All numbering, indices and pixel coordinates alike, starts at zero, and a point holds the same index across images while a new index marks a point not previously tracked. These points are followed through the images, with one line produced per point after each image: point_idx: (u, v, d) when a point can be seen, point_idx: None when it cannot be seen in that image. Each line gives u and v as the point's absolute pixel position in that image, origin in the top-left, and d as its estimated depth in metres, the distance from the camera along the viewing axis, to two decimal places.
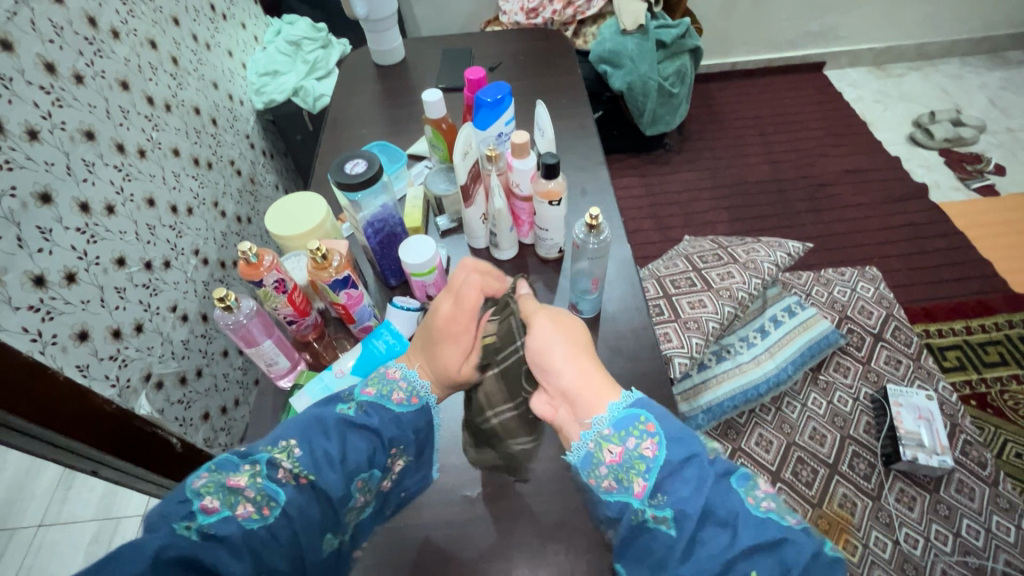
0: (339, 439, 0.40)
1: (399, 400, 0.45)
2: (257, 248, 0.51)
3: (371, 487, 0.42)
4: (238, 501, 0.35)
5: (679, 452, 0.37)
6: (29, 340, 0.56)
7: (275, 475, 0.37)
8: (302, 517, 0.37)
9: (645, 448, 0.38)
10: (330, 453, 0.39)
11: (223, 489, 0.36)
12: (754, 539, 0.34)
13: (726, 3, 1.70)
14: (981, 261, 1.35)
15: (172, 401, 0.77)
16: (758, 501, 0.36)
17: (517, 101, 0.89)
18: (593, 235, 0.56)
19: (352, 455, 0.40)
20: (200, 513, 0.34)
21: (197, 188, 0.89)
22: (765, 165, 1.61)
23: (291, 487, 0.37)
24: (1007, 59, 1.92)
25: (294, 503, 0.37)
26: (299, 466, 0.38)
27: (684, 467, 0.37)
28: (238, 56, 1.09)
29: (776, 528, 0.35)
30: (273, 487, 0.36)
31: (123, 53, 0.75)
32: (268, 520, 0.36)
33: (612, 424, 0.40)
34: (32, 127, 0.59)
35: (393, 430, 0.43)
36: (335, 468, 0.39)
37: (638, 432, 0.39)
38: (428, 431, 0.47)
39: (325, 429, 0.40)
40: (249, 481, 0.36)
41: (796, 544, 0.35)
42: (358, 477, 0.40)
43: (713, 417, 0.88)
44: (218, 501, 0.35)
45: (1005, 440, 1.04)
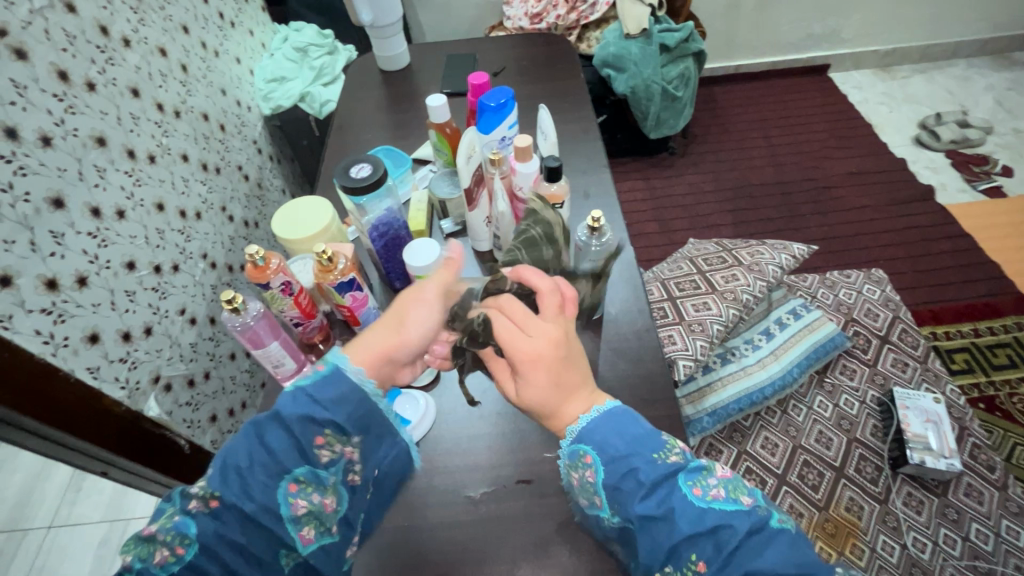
0: (244, 448, 0.39)
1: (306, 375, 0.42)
2: (264, 251, 0.52)
3: (310, 482, 0.40)
4: (155, 547, 0.38)
5: (616, 471, 0.40)
6: (41, 342, 0.57)
7: (187, 508, 0.39)
8: (222, 542, 0.38)
9: (588, 474, 0.42)
10: (238, 464, 0.39)
11: (142, 540, 0.39)
12: (690, 530, 0.38)
13: (730, 6, 1.70)
14: (988, 262, 1.34)
15: (180, 403, 0.78)
16: (702, 492, 0.40)
17: (521, 105, 0.90)
18: (597, 237, 0.58)
19: (262, 457, 0.39)
20: (128, 569, 0.39)
21: (205, 193, 0.90)
22: (770, 168, 1.61)
23: (202, 516, 0.38)
24: (1014, 60, 1.91)
25: (208, 533, 0.38)
26: (206, 489, 0.39)
27: (623, 481, 0.40)
28: (246, 63, 1.11)
29: (715, 516, 0.39)
30: (181, 521, 0.38)
31: (135, 61, 0.77)
32: (184, 558, 0.38)
33: (563, 455, 0.43)
34: (46, 134, 0.61)
35: (304, 415, 0.39)
36: (242, 480, 0.39)
37: (581, 463, 0.42)
38: (362, 403, 0.41)
39: (237, 441, 0.40)
40: (161, 524, 0.39)
41: (733, 528, 0.38)
42: (278, 478, 0.39)
43: (718, 419, 0.88)
44: (138, 554, 0.39)
45: (1014, 444, 1.03)
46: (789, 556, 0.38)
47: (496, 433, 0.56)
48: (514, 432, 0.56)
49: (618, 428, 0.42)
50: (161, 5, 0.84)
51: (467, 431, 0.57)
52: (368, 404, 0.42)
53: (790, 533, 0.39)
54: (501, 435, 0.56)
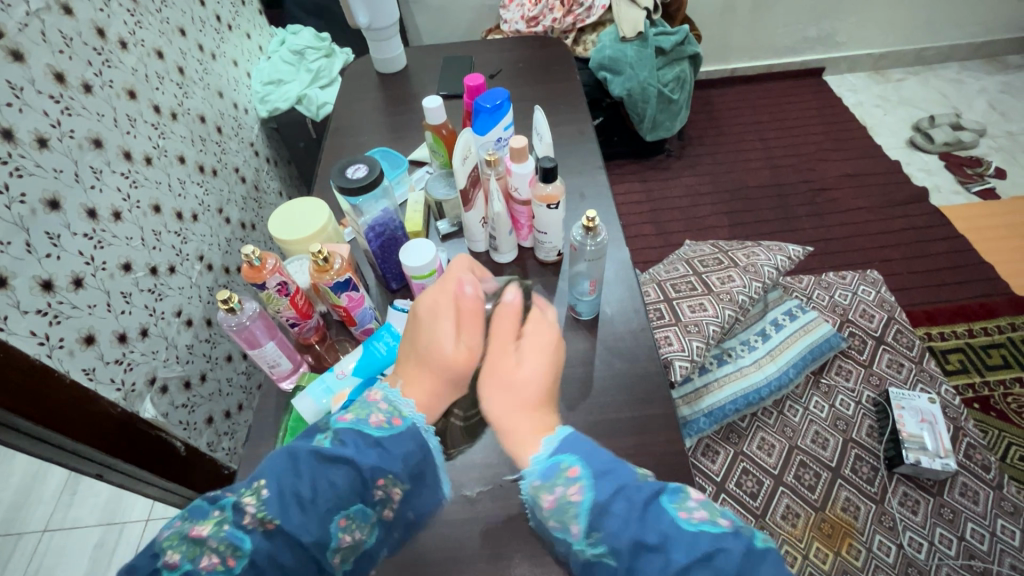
0: (309, 478, 0.38)
1: (377, 423, 0.43)
2: (260, 251, 0.52)
3: (360, 520, 0.40)
4: (203, 552, 0.36)
5: (603, 488, 0.39)
6: (36, 343, 0.57)
7: (240, 522, 0.37)
8: (273, 564, 0.36)
9: (572, 493, 0.39)
10: (300, 494, 0.37)
11: (186, 541, 0.36)
12: (686, 557, 0.35)
13: (725, 9, 1.71)
14: (982, 264, 1.35)
15: (176, 405, 0.77)
16: (689, 515, 0.37)
17: (517, 107, 0.91)
18: (592, 237, 0.57)
19: (325, 493, 0.38)
20: (165, 568, 0.35)
21: (202, 195, 0.90)
22: (765, 170, 1.62)
23: (258, 534, 0.37)
24: (1006, 63, 1.93)
25: (262, 551, 0.36)
26: (265, 511, 0.37)
27: (613, 501, 0.38)
28: (243, 66, 1.11)
29: (708, 540, 0.35)
30: (236, 535, 0.36)
31: (131, 63, 0.77)
32: (234, 571, 0.36)
33: (539, 474, 0.41)
34: (42, 135, 0.61)
35: (375, 461, 0.41)
36: (305, 510, 0.37)
37: (563, 479, 0.40)
38: (420, 455, 0.44)
39: (294, 467, 0.39)
40: (211, 531, 0.36)
41: (728, 552, 0.35)
42: (336, 514, 0.38)
43: (715, 420, 0.88)
44: (181, 554, 0.36)
45: (1009, 444, 1.03)
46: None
47: None
48: None
49: (588, 446, 0.42)
50: (158, 8, 0.85)
51: None
52: (424, 456, 0.45)
53: (776, 554, 0.36)
54: None
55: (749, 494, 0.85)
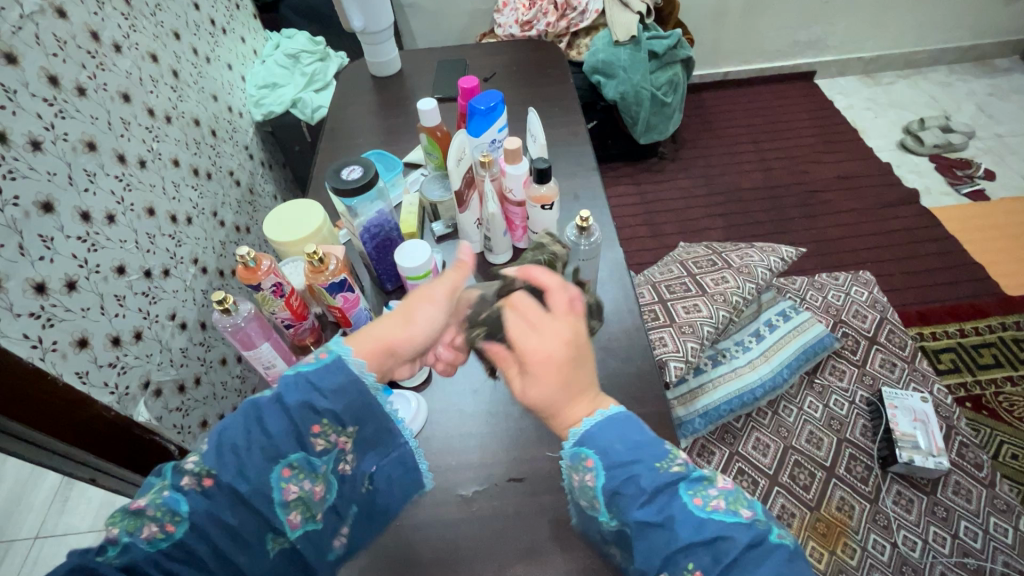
0: (243, 427, 0.38)
1: (308, 360, 0.41)
2: (255, 252, 0.52)
3: (307, 469, 0.39)
4: (142, 523, 0.35)
5: (617, 477, 0.39)
6: (29, 346, 0.57)
7: (179, 484, 0.36)
8: (214, 523, 0.36)
9: (588, 478, 0.41)
10: (234, 443, 0.37)
11: (126, 515, 0.36)
12: (689, 539, 0.37)
13: (717, 14, 1.73)
14: (972, 264, 1.37)
15: (170, 408, 0.77)
16: (703, 502, 0.39)
17: (510, 110, 0.91)
18: (585, 236, 0.58)
19: (259, 439, 0.38)
20: (108, 544, 0.35)
21: (196, 198, 0.90)
22: (758, 173, 1.63)
23: (195, 493, 0.36)
24: (994, 66, 1.95)
25: (201, 512, 0.36)
26: (201, 466, 0.37)
27: (624, 487, 0.39)
28: (238, 70, 1.11)
29: (716, 527, 0.37)
30: (173, 498, 0.36)
31: (125, 67, 0.77)
32: (174, 536, 0.36)
33: (566, 457, 0.42)
34: (35, 138, 0.61)
35: (308, 403, 0.39)
36: (239, 458, 0.37)
37: (582, 466, 0.41)
38: (363, 402, 0.42)
39: (233, 419, 0.38)
40: (148, 500, 0.36)
41: (733, 540, 0.37)
42: (275, 464, 0.38)
43: (710, 421, 0.88)
44: (120, 528, 0.35)
45: (1000, 442, 1.04)
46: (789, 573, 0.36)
47: (487, 432, 0.57)
48: (505, 431, 0.56)
49: (620, 432, 0.41)
50: (152, 11, 0.85)
51: (458, 430, 0.57)
52: (367, 395, 0.42)
53: (790, 548, 0.38)
54: (493, 434, 0.56)
55: (744, 494, 0.86)
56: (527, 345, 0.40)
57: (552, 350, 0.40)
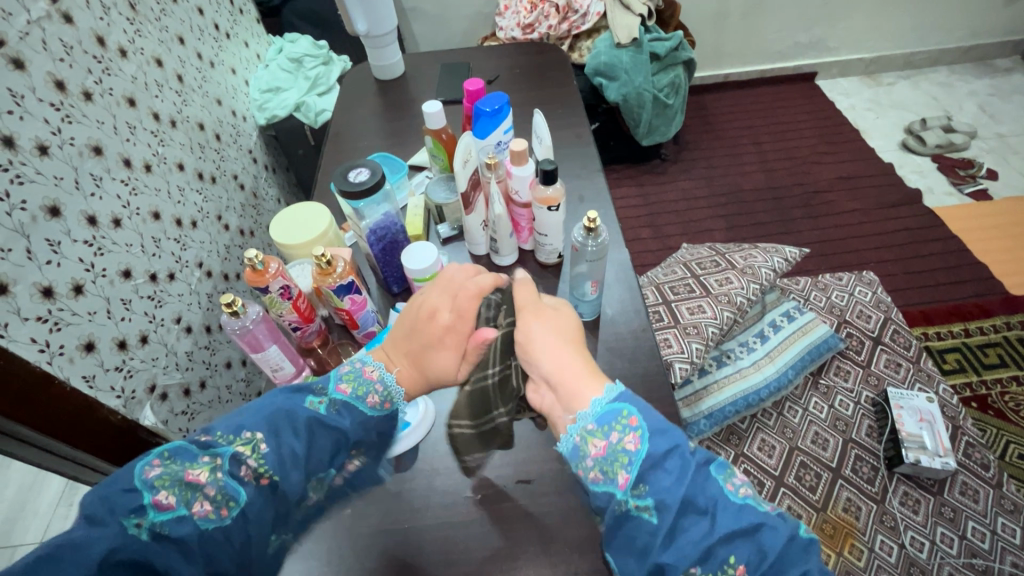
0: (306, 440, 0.42)
1: (374, 404, 0.46)
2: (263, 255, 0.52)
3: (321, 480, 0.46)
4: (196, 498, 0.37)
5: (661, 444, 0.38)
6: (37, 350, 0.57)
7: (237, 472, 0.39)
8: (256, 516, 0.39)
9: (628, 442, 0.39)
10: (297, 453, 0.41)
11: (181, 484, 0.37)
12: (733, 523, 0.36)
13: (718, 16, 1.73)
14: (976, 264, 1.37)
15: (176, 412, 0.77)
16: (734, 489, 0.39)
17: (514, 112, 0.91)
18: (592, 238, 0.57)
19: (317, 455, 0.42)
20: (152, 508, 0.35)
21: (201, 202, 0.90)
22: (760, 174, 1.63)
23: (252, 486, 0.39)
24: (995, 66, 1.95)
25: (254, 503, 0.39)
26: (262, 465, 0.40)
27: (669, 457, 0.38)
28: (241, 74, 1.12)
29: (753, 514, 0.37)
30: (233, 486, 0.38)
31: (130, 71, 0.77)
32: (224, 521, 0.38)
33: (596, 418, 0.40)
34: (42, 143, 0.61)
35: (359, 434, 0.45)
36: (299, 468, 0.41)
37: (621, 426, 0.40)
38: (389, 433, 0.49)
39: (295, 426, 0.42)
40: (209, 478, 0.38)
41: (772, 528, 0.37)
42: (316, 473, 0.43)
43: (715, 422, 0.88)
44: (176, 498, 0.37)
45: (1007, 442, 1.04)
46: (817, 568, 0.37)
47: (494, 435, 0.56)
48: (512, 433, 0.56)
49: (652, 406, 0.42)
50: (157, 16, 0.85)
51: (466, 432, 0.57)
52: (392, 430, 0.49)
53: (813, 544, 0.38)
54: (500, 435, 0.56)
55: None
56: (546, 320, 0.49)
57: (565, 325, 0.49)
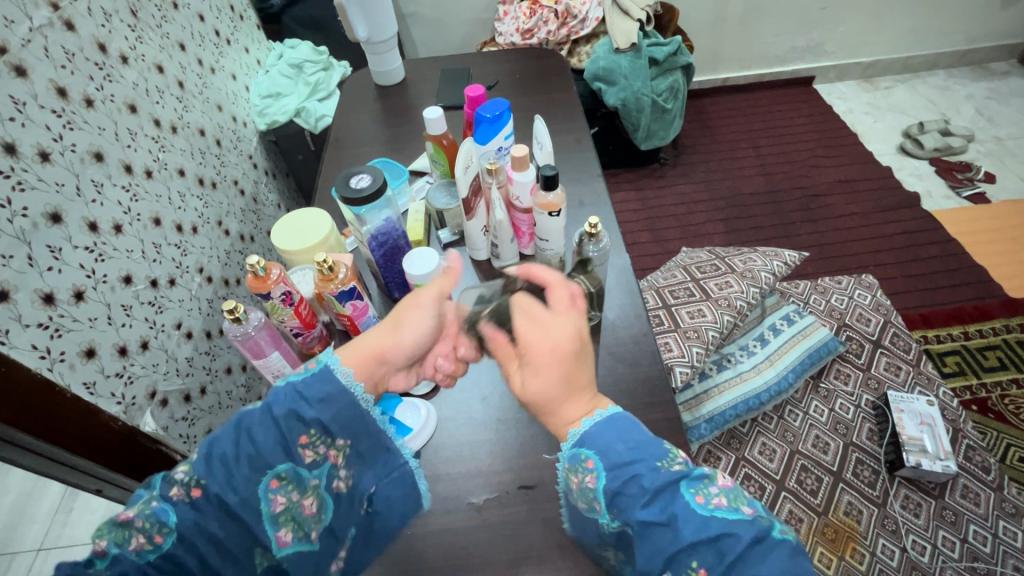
0: (233, 437, 0.39)
1: (299, 371, 0.44)
2: (265, 261, 0.52)
3: (297, 482, 0.40)
4: (131, 534, 0.37)
5: (617, 478, 0.40)
6: (38, 357, 0.57)
7: (166, 494, 0.38)
8: (202, 534, 0.37)
9: (588, 480, 0.41)
10: (222, 453, 0.39)
11: (114, 526, 0.37)
12: (695, 536, 0.37)
13: (716, 21, 1.74)
14: (974, 267, 1.37)
15: (176, 418, 0.77)
16: (705, 499, 0.39)
17: (514, 118, 0.92)
18: (594, 243, 0.57)
19: (246, 449, 0.39)
20: (96, 558, 0.36)
21: (202, 208, 0.90)
22: (759, 178, 1.64)
23: (183, 505, 0.38)
24: (991, 70, 1.97)
25: (187, 523, 0.37)
26: (189, 477, 0.38)
27: (626, 486, 0.39)
28: (241, 80, 1.12)
29: (719, 524, 0.37)
30: (161, 509, 0.37)
31: (132, 78, 0.77)
32: (162, 548, 0.37)
33: (565, 459, 0.43)
34: (44, 149, 0.61)
35: (292, 411, 0.40)
36: (227, 468, 0.38)
37: (581, 467, 0.41)
38: (350, 411, 0.43)
39: (224, 429, 0.40)
40: (137, 511, 0.37)
41: (738, 537, 0.37)
42: (263, 476, 0.39)
43: (716, 426, 0.88)
44: (109, 540, 0.37)
45: (1008, 445, 1.04)
46: (791, 568, 0.36)
47: (497, 440, 0.57)
48: (515, 438, 0.56)
49: (619, 433, 0.42)
50: (158, 23, 0.86)
51: (468, 438, 0.57)
52: (355, 406, 0.43)
53: (792, 544, 0.38)
54: (503, 441, 0.56)
55: (751, 499, 0.85)
56: (533, 337, 0.42)
57: (561, 341, 0.42)
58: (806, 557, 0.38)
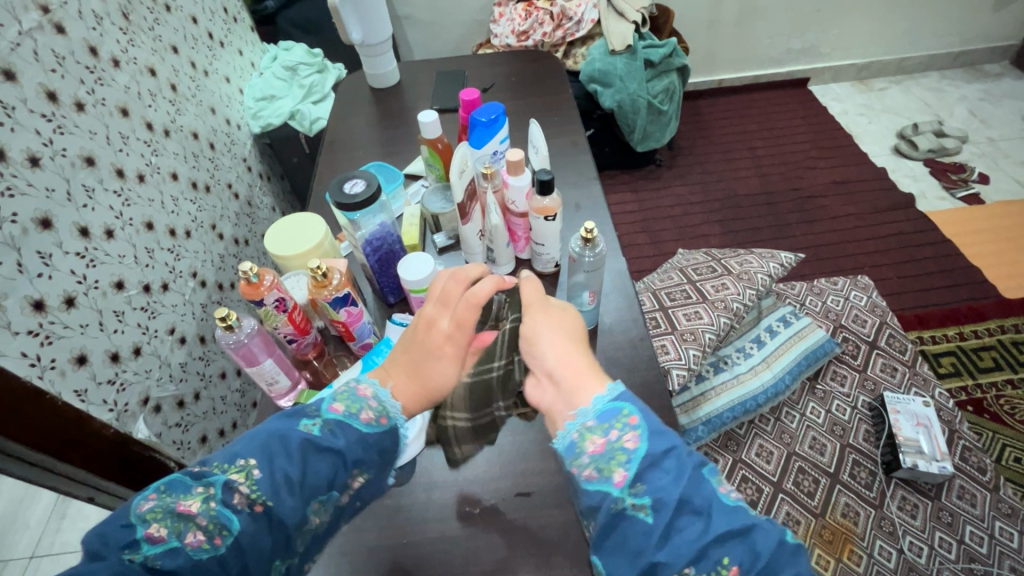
0: (299, 462, 0.39)
1: (367, 420, 0.43)
2: (258, 268, 0.52)
3: (329, 513, 0.41)
4: (189, 529, 0.36)
5: (659, 444, 0.38)
6: (27, 365, 0.56)
7: (228, 501, 0.37)
8: (253, 546, 0.37)
9: (627, 439, 0.38)
10: (289, 477, 0.38)
11: (173, 515, 0.36)
12: (728, 524, 0.35)
13: (712, 22, 1.75)
14: (969, 268, 1.38)
15: (170, 424, 0.76)
16: (727, 491, 0.38)
17: (510, 121, 0.91)
18: (590, 248, 0.57)
19: (311, 480, 0.39)
20: (144, 542, 0.35)
21: (195, 211, 0.90)
22: (755, 179, 1.64)
23: (245, 515, 0.37)
24: (984, 71, 1.98)
25: (247, 533, 0.37)
26: (255, 492, 0.37)
27: (665, 458, 0.37)
28: (235, 82, 1.11)
29: (745, 515, 0.36)
30: (225, 513, 0.36)
31: (123, 81, 0.77)
32: (218, 550, 0.36)
33: (596, 414, 0.39)
34: (34, 154, 0.60)
35: (359, 456, 0.42)
36: (292, 493, 0.38)
37: (621, 423, 0.39)
38: (394, 453, 0.45)
39: (285, 448, 0.39)
40: (200, 509, 0.36)
41: (764, 529, 0.36)
42: (314, 502, 0.40)
43: (713, 428, 0.88)
44: (167, 530, 0.36)
45: (1003, 445, 1.04)
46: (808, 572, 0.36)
47: (494, 446, 0.56)
48: (511, 444, 0.56)
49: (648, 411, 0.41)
50: (151, 26, 0.85)
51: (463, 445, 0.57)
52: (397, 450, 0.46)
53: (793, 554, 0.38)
54: (500, 448, 0.56)
55: (749, 502, 0.85)
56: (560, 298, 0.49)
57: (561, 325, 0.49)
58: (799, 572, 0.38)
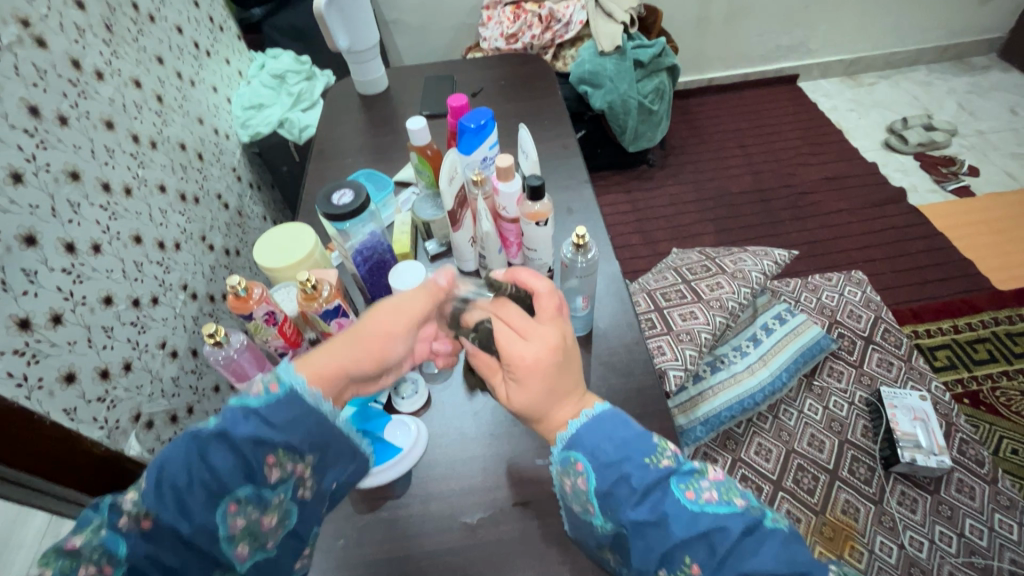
0: (184, 465, 0.39)
1: (257, 393, 0.43)
2: (246, 281, 0.51)
3: (252, 501, 0.41)
4: (78, 564, 0.37)
5: (606, 478, 0.41)
6: (14, 385, 0.55)
7: (116, 524, 0.39)
8: (154, 564, 0.38)
9: (580, 482, 0.42)
10: (176, 484, 0.39)
11: (62, 553, 0.37)
12: (685, 535, 0.38)
13: (701, 21, 1.75)
14: (961, 260, 1.38)
15: (162, 440, 0.75)
16: (695, 495, 0.40)
17: (499, 125, 0.91)
18: (582, 253, 0.57)
19: (201, 476, 0.39)
20: None
21: (184, 223, 0.89)
22: (746, 177, 1.64)
23: (134, 534, 0.38)
24: (972, 64, 1.99)
25: (139, 552, 0.38)
26: (138, 507, 0.39)
27: (616, 487, 0.40)
28: (223, 92, 1.10)
29: (708, 520, 0.38)
30: (112, 539, 0.38)
31: (108, 94, 0.76)
32: None
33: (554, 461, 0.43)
34: (16, 171, 0.59)
35: (254, 433, 0.41)
36: (182, 498, 0.39)
37: (572, 470, 0.42)
38: (313, 423, 0.44)
39: (173, 454, 0.40)
40: (85, 542, 0.38)
41: (727, 530, 0.38)
42: (221, 501, 0.40)
43: (711, 428, 0.87)
44: (54, 570, 0.37)
45: (1000, 437, 1.05)
46: (787, 558, 0.37)
47: (491, 456, 0.56)
48: (508, 453, 0.56)
49: (603, 431, 0.42)
50: (135, 37, 0.84)
51: (460, 454, 0.56)
52: (321, 419, 0.44)
53: (783, 532, 0.39)
54: (498, 457, 0.56)
55: None
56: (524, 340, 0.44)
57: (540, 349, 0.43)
58: (801, 545, 0.39)
